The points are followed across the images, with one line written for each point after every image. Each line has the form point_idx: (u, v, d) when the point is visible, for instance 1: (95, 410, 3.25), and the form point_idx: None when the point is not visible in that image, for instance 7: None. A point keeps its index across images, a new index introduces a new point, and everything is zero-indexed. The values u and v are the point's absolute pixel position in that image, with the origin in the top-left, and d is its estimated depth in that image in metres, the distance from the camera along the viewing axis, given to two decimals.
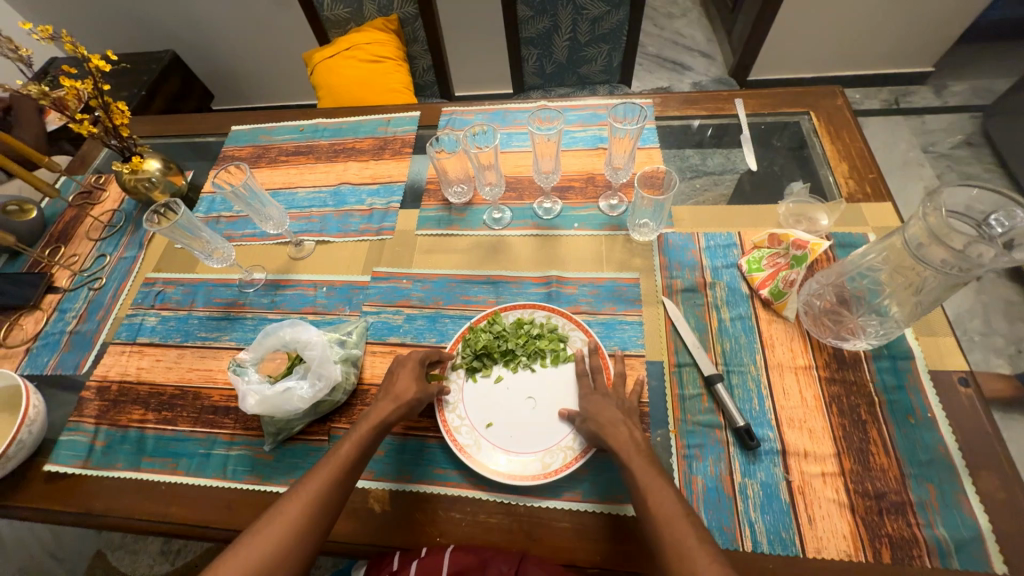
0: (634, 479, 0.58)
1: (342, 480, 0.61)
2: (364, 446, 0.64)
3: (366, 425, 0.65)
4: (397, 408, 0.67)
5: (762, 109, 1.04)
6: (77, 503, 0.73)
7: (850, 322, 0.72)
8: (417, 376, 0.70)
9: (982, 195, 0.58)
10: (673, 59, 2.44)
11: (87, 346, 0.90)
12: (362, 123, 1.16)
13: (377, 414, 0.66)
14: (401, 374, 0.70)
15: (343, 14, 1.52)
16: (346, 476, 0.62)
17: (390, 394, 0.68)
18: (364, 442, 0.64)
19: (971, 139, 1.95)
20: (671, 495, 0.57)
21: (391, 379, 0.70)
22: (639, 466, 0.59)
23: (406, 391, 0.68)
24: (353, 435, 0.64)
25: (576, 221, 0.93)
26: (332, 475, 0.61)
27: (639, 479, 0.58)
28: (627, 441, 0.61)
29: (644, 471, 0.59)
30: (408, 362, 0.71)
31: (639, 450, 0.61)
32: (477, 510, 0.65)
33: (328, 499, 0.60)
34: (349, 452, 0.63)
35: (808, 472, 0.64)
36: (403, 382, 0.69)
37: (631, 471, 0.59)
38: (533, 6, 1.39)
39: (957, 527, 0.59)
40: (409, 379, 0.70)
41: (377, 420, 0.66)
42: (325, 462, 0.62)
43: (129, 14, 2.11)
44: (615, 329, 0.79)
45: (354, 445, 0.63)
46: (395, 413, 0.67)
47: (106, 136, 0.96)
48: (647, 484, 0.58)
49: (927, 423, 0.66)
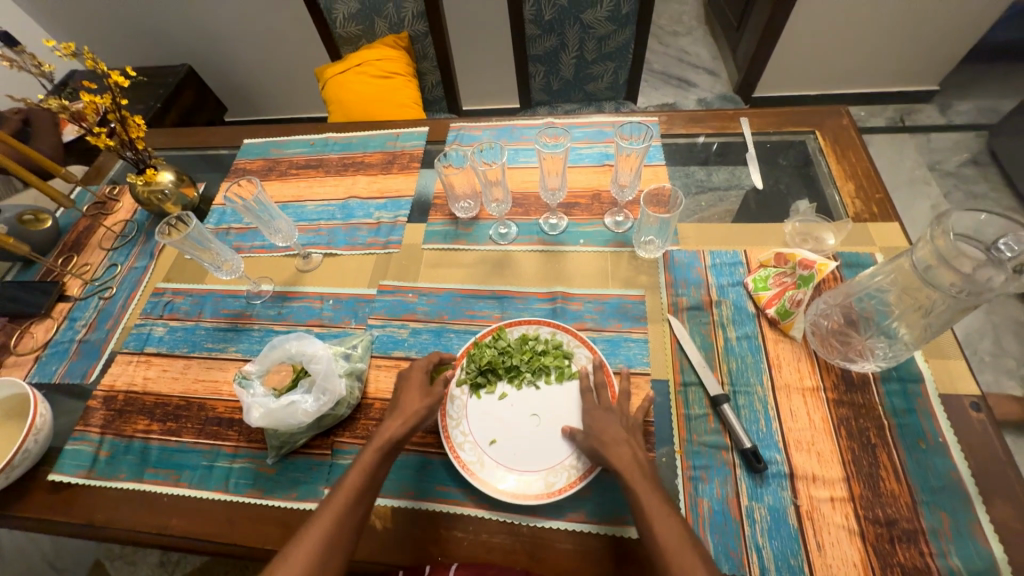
0: (636, 502, 0.58)
1: (354, 508, 0.60)
2: (371, 471, 0.63)
3: (371, 448, 0.64)
4: (402, 422, 0.66)
5: (768, 127, 1.04)
6: (79, 514, 0.73)
7: (858, 343, 0.72)
8: (424, 388, 0.70)
9: (991, 220, 0.58)
10: (679, 76, 2.47)
11: (95, 355, 0.91)
12: (371, 138, 1.17)
13: (383, 434, 0.65)
14: (408, 387, 0.70)
15: (355, 31, 1.55)
16: (358, 503, 0.61)
17: (397, 411, 0.68)
18: (372, 467, 0.63)
19: (978, 158, 1.94)
20: (674, 519, 0.56)
21: (399, 395, 0.70)
22: (644, 489, 0.58)
23: (412, 405, 0.68)
24: (360, 460, 0.63)
25: (582, 237, 0.93)
26: (345, 503, 0.60)
27: (642, 503, 0.57)
28: (632, 462, 0.61)
29: (649, 494, 0.58)
30: (413, 374, 0.72)
31: (643, 472, 0.60)
32: (479, 529, 0.65)
33: (343, 529, 0.59)
34: (357, 478, 0.62)
35: (817, 497, 0.63)
36: (409, 397, 0.69)
37: (635, 494, 0.58)
38: (540, 25, 1.41)
39: (971, 556, 0.57)
40: (415, 394, 0.69)
41: (383, 442, 0.65)
42: (336, 492, 0.61)
43: (147, 30, 2.17)
44: (620, 346, 0.79)
45: (362, 470, 0.62)
46: (400, 428, 0.66)
47: (121, 148, 0.98)
48: (650, 508, 0.57)
49: (938, 448, 0.65)
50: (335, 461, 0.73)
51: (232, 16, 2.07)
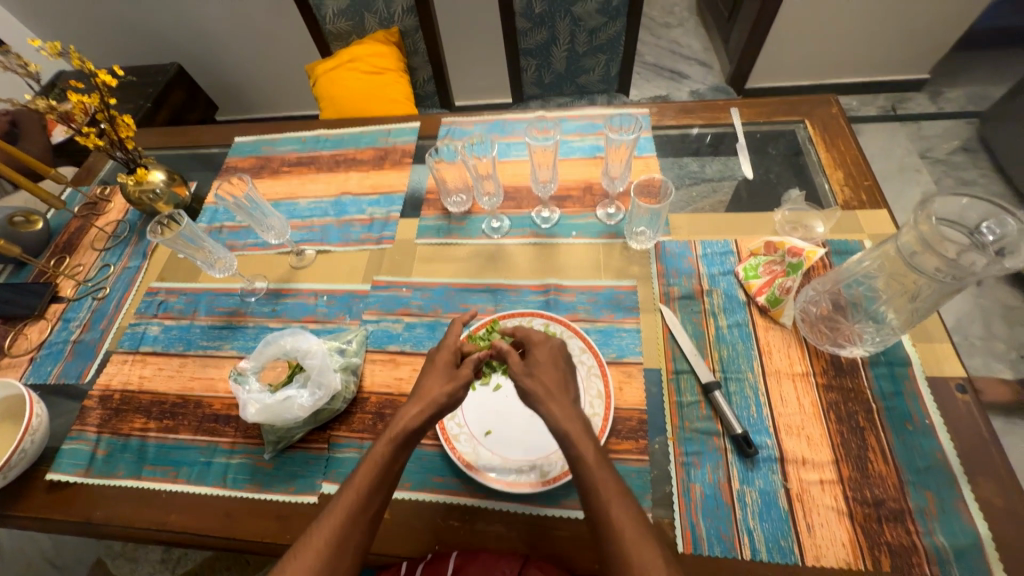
0: (585, 479, 0.57)
1: (365, 507, 0.57)
2: (382, 467, 0.59)
3: (384, 441, 0.61)
4: (421, 410, 0.63)
5: (758, 117, 1.05)
6: (78, 512, 0.73)
7: (846, 329, 0.73)
8: (449, 374, 0.67)
9: (973, 204, 0.59)
10: (671, 68, 2.47)
11: (90, 355, 0.91)
12: (363, 134, 1.17)
13: (398, 425, 0.62)
14: (430, 373, 0.68)
15: (345, 27, 1.54)
16: (368, 502, 0.58)
17: (415, 399, 0.65)
18: (384, 462, 0.60)
19: (968, 145, 1.95)
20: (622, 499, 0.55)
21: (421, 381, 0.67)
22: (593, 465, 0.57)
23: (432, 392, 0.65)
24: (370, 455, 0.60)
25: (574, 230, 0.94)
26: (355, 502, 0.57)
27: (591, 479, 0.56)
28: (580, 435, 0.59)
29: (599, 471, 0.57)
30: (441, 354, 0.70)
31: (590, 446, 0.58)
32: (475, 519, 0.66)
33: (355, 529, 0.56)
34: (367, 475, 0.59)
35: (806, 480, 0.64)
36: (431, 384, 0.66)
37: (582, 469, 0.57)
38: (531, 19, 1.41)
39: (955, 534, 0.59)
40: (436, 380, 0.67)
41: (396, 435, 0.61)
42: (347, 488, 0.58)
43: (135, 28, 2.15)
44: (613, 336, 0.80)
45: (373, 466, 0.59)
46: (418, 417, 0.63)
47: (111, 148, 0.98)
48: (599, 485, 0.56)
49: (925, 429, 0.66)
50: (332, 454, 0.73)
51: (220, 13, 2.05)
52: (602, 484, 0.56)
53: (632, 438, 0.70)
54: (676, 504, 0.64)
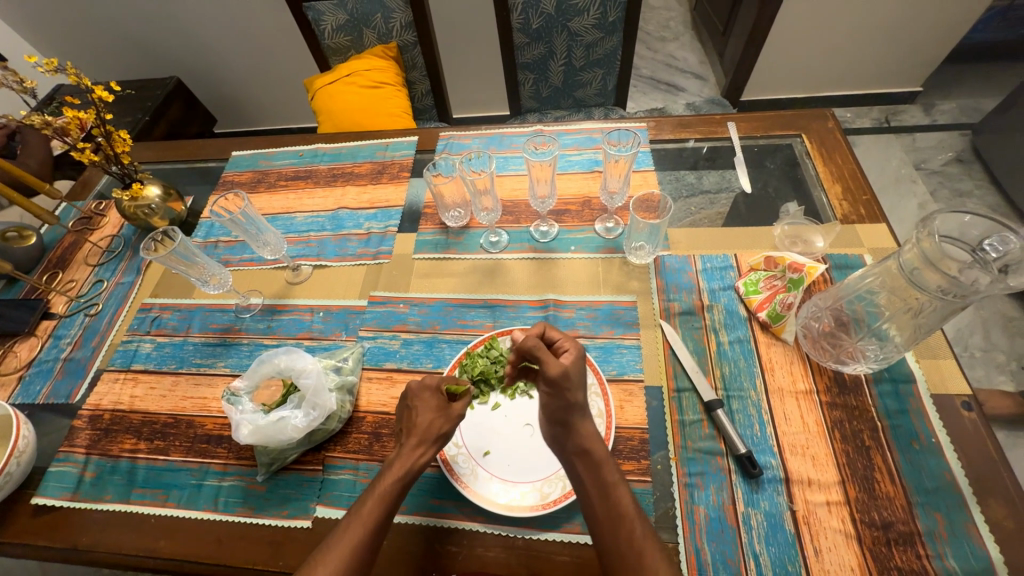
0: (615, 507, 0.57)
1: (371, 543, 0.57)
2: (390, 503, 0.59)
3: (392, 476, 0.61)
4: (425, 451, 0.63)
5: (756, 131, 1.05)
6: (63, 538, 0.71)
7: (849, 346, 0.71)
8: (438, 405, 0.65)
9: (975, 221, 0.59)
10: (667, 81, 2.49)
11: (81, 373, 0.89)
12: (360, 148, 1.17)
13: (403, 462, 0.61)
14: (419, 411, 0.64)
15: (344, 41, 1.55)
16: (371, 543, 0.57)
17: (414, 437, 0.63)
18: (391, 500, 0.60)
19: (962, 156, 1.97)
20: (651, 537, 0.55)
21: (411, 419, 0.65)
22: (624, 494, 0.58)
23: (432, 427, 0.63)
24: (378, 490, 0.60)
25: (573, 244, 0.93)
26: (363, 533, 0.57)
27: (621, 507, 0.57)
28: (610, 462, 0.60)
29: (631, 500, 0.58)
30: (422, 394, 0.65)
31: (621, 474, 0.60)
32: (474, 543, 0.64)
33: (361, 561, 0.56)
34: (376, 509, 0.58)
35: (813, 501, 0.63)
36: (423, 418, 0.64)
37: (614, 497, 0.57)
38: (528, 34, 1.42)
39: (968, 558, 0.57)
40: (429, 414, 0.64)
41: (403, 471, 0.61)
42: (349, 524, 0.57)
43: (136, 42, 2.16)
44: (613, 353, 0.78)
45: (381, 502, 0.59)
46: (424, 456, 0.63)
47: (106, 163, 0.97)
48: (626, 513, 0.56)
49: (932, 448, 0.65)
50: (327, 476, 0.71)
51: (218, 28, 2.06)
52: (634, 513, 0.56)
53: (635, 458, 0.68)
54: (680, 527, 0.63)
